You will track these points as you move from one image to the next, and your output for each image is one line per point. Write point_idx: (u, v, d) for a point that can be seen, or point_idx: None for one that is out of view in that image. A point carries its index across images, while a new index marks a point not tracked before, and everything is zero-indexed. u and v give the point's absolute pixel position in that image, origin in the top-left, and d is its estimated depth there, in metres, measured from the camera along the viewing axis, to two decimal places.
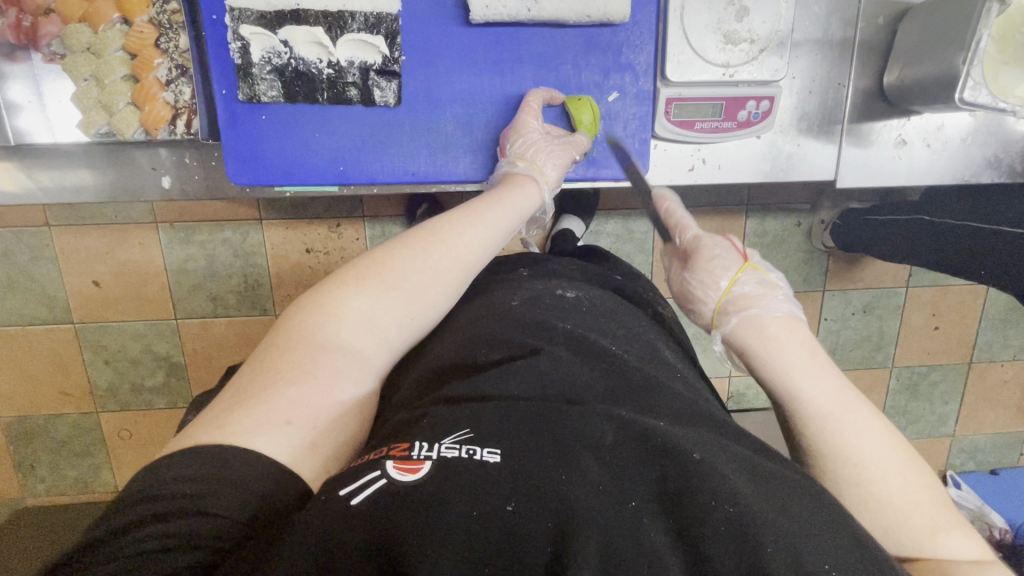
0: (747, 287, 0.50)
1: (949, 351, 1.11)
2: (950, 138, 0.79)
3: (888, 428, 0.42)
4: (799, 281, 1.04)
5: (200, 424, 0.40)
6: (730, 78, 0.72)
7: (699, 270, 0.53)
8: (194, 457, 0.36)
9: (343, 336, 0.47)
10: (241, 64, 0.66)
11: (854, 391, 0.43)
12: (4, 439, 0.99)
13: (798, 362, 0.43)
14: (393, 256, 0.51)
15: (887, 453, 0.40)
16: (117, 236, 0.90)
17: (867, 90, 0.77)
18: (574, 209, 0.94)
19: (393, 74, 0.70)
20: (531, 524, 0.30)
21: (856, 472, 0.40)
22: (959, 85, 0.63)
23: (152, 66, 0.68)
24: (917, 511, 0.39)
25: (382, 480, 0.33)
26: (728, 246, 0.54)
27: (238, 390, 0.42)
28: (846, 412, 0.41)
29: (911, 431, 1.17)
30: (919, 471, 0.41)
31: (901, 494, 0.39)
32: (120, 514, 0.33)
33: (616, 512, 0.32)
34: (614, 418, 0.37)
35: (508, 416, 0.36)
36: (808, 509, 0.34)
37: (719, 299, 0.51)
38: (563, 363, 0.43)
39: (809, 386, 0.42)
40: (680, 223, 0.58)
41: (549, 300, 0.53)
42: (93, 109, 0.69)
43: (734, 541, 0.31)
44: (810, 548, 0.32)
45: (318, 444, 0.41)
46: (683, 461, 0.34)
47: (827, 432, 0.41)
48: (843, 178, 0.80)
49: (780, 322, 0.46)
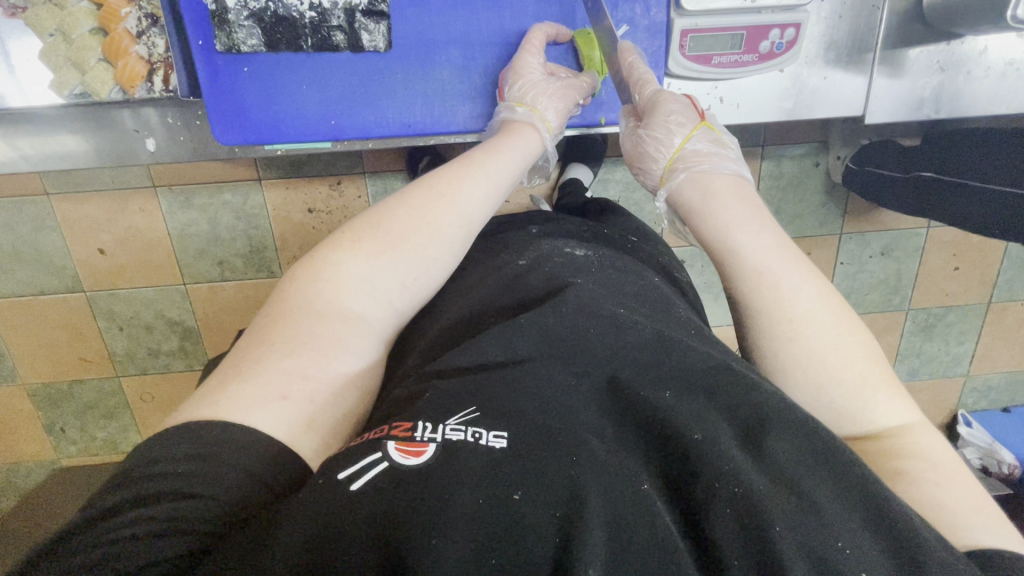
0: (698, 144, 0.57)
1: (969, 291, 1.08)
2: (992, 64, 0.73)
3: (826, 293, 0.47)
4: (815, 225, 1.00)
5: (198, 400, 0.40)
6: (752, 5, 0.66)
7: (655, 127, 0.59)
8: (192, 435, 0.37)
9: (341, 301, 0.46)
10: (215, 10, 0.61)
11: (791, 249, 0.48)
12: (32, 406, 1.02)
13: (740, 219, 0.49)
14: (390, 216, 0.51)
15: (818, 308, 0.46)
16: (117, 203, 0.88)
17: (905, 13, 0.70)
18: (582, 156, 0.91)
19: (381, 15, 0.64)
20: (536, 513, 0.30)
21: (791, 327, 0.45)
22: (1012, 2, 0.57)
23: (120, 17, 0.64)
24: (847, 367, 0.44)
25: (384, 463, 0.33)
26: (685, 107, 0.60)
27: (235, 365, 0.42)
28: (778, 268, 0.47)
29: (924, 372, 1.16)
30: (853, 332, 0.46)
31: (832, 351, 0.44)
32: (116, 494, 0.34)
33: (627, 493, 0.32)
34: (618, 398, 0.37)
35: (516, 391, 0.36)
36: (822, 485, 0.34)
37: (671, 155, 0.57)
38: (573, 317, 0.41)
39: (747, 242, 0.48)
40: (642, 80, 0.62)
41: (558, 257, 0.52)
42: (64, 67, 0.65)
43: (746, 522, 0.31)
44: (823, 533, 0.31)
45: (316, 420, 0.41)
46: (690, 442, 0.34)
47: (762, 279, 0.47)
48: (872, 114, 0.75)
49: (726, 181, 0.53)
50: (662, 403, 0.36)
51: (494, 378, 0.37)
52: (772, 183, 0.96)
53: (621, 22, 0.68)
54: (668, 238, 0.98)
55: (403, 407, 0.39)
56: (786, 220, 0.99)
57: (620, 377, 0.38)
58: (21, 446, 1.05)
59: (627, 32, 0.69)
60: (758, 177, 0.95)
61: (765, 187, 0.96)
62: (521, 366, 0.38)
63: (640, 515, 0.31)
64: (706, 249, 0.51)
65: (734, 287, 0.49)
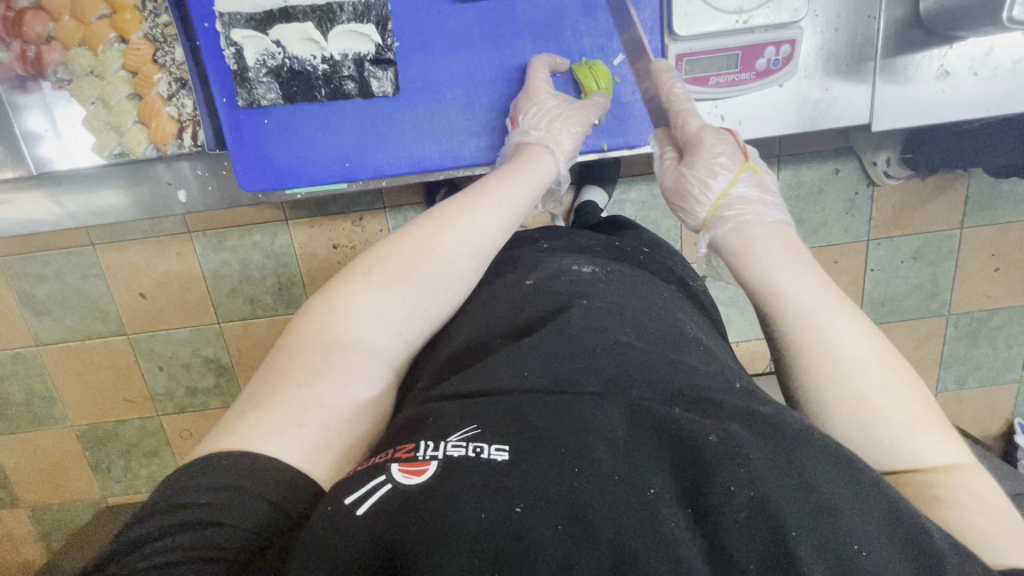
0: (745, 189, 0.56)
1: (1014, 293, 1.04)
2: (999, 62, 0.71)
3: (918, 414, 0.42)
4: (840, 232, 0.99)
5: (220, 430, 0.42)
6: (744, 24, 0.67)
7: (699, 168, 0.59)
8: (211, 467, 0.38)
9: (353, 332, 0.48)
10: (236, 70, 0.66)
11: (833, 294, 0.47)
12: (81, 446, 1.07)
13: (782, 265, 0.49)
14: (399, 245, 0.52)
15: (862, 349, 0.45)
16: (157, 249, 0.94)
17: (901, 20, 0.70)
18: (595, 179, 0.93)
19: (388, 62, 0.68)
20: (540, 528, 0.31)
21: (837, 369, 0.44)
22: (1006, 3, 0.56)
23: (152, 82, 0.68)
24: (893, 406, 0.42)
25: (388, 484, 0.34)
26: (731, 147, 0.59)
27: (253, 396, 0.44)
28: (825, 313, 0.46)
29: (973, 380, 1.10)
30: (900, 371, 0.44)
31: (879, 390, 0.43)
32: (146, 524, 0.35)
33: (633, 500, 0.32)
34: (628, 411, 0.37)
35: (516, 409, 0.37)
36: (837, 478, 0.34)
37: (717, 199, 0.56)
38: (578, 335, 0.43)
39: (791, 286, 0.47)
40: (685, 116, 0.62)
41: (565, 275, 0.53)
42: (104, 130, 0.71)
43: (760, 524, 0.31)
44: (840, 529, 0.32)
45: (331, 446, 0.42)
46: (699, 451, 0.34)
47: (808, 328, 0.46)
48: (879, 120, 0.74)
49: (767, 225, 0.53)
50: (671, 418, 0.36)
51: (496, 399, 0.38)
52: (791, 193, 0.96)
53: (615, 52, 0.71)
54: (687, 254, 0.98)
55: (409, 426, 0.40)
56: (810, 229, 0.98)
57: (629, 394, 0.38)
58: (70, 485, 1.10)
59: (621, 60, 0.72)
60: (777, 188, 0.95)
61: (785, 198, 0.96)
62: (527, 389, 0.39)
63: (648, 524, 0.31)
64: (751, 298, 0.50)
65: (780, 340, 0.48)
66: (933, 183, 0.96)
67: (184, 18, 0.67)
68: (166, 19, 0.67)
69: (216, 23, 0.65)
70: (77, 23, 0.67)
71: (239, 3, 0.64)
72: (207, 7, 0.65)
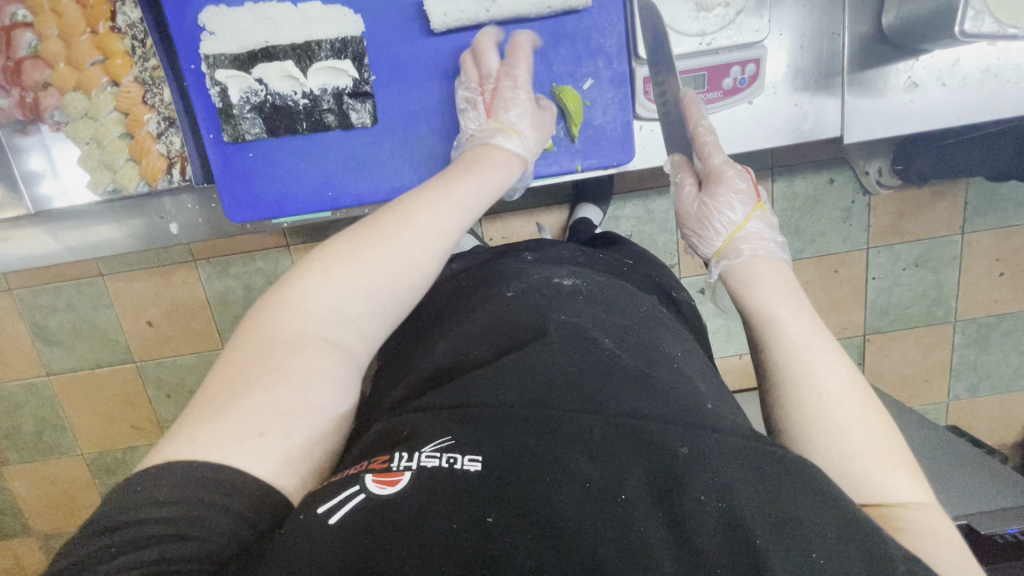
0: (757, 226, 0.59)
1: (1020, 297, 1.02)
2: (967, 72, 0.72)
3: (888, 448, 0.43)
4: (839, 241, 0.98)
5: (173, 436, 0.40)
6: (709, 46, 0.69)
7: (719, 199, 0.61)
8: (183, 475, 0.37)
9: (312, 329, 0.47)
10: (222, 108, 0.69)
11: (823, 332, 0.49)
12: (92, 474, 1.09)
13: (779, 299, 0.51)
14: (358, 238, 0.51)
15: (844, 385, 0.45)
16: (163, 278, 0.96)
17: (866, 36, 0.71)
18: (588, 198, 0.94)
19: (366, 95, 0.70)
20: (511, 537, 0.32)
21: (818, 400, 0.45)
22: (958, 18, 0.58)
23: (142, 122, 0.72)
24: (869, 442, 0.43)
25: (362, 495, 0.34)
26: (747, 185, 0.62)
27: (209, 400, 0.42)
28: (812, 346, 0.48)
29: (985, 388, 1.08)
30: (877, 412, 0.45)
31: (857, 426, 0.44)
32: (115, 532, 0.34)
33: (603, 509, 0.33)
34: (600, 421, 0.38)
35: (490, 421, 0.38)
36: (798, 488, 0.35)
37: (731, 233, 0.59)
38: (558, 351, 0.44)
39: (788, 319, 0.49)
40: (709, 146, 0.63)
41: (545, 288, 0.54)
42: (98, 168, 0.74)
43: (724, 532, 0.33)
44: (801, 537, 0.33)
45: (295, 455, 0.42)
46: (671, 459, 0.36)
47: (797, 359, 0.47)
48: (850, 133, 0.75)
49: (769, 263, 0.55)
50: (643, 428, 0.37)
51: (471, 411, 0.39)
52: (787, 204, 0.96)
53: (585, 77, 0.72)
54: (685, 268, 0.99)
55: (383, 441, 0.40)
56: (808, 239, 0.98)
57: (603, 407, 0.39)
58: (82, 514, 1.11)
59: (592, 85, 0.72)
60: (772, 200, 0.96)
61: (781, 209, 0.96)
62: (503, 400, 0.40)
63: (617, 531, 0.32)
64: (748, 328, 0.52)
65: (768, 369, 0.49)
66: (930, 188, 0.96)
67: (172, 61, 0.70)
68: (154, 62, 0.71)
69: (202, 64, 0.68)
70: (73, 69, 0.71)
71: (223, 45, 0.67)
72: (192, 50, 0.68)
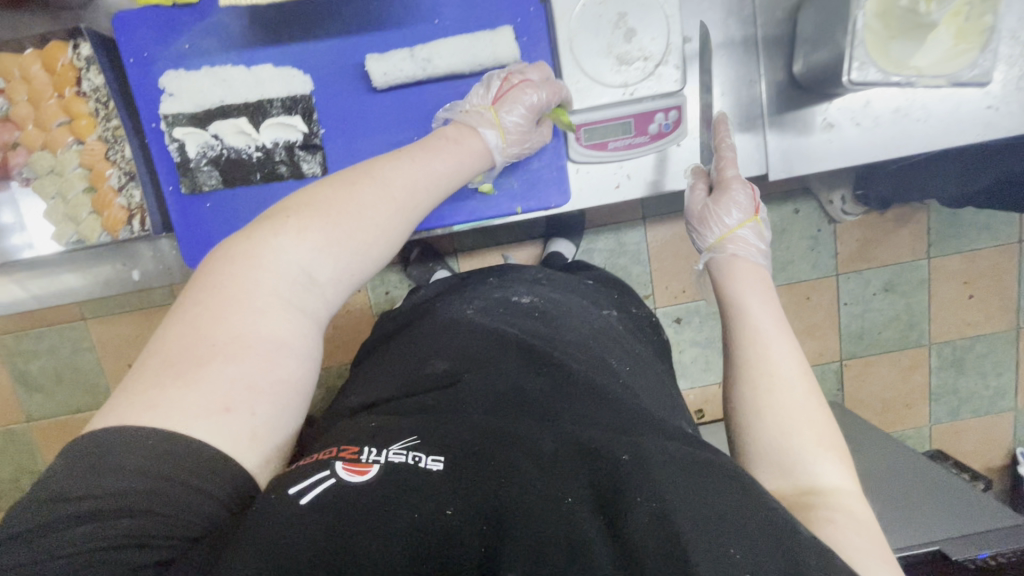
0: (747, 232, 0.67)
1: (990, 318, 1.04)
2: (879, 113, 0.74)
3: (822, 434, 0.48)
4: (808, 269, 1.01)
5: (131, 400, 0.40)
6: (631, 96, 0.72)
7: (722, 204, 0.68)
8: (151, 451, 0.38)
9: (281, 292, 0.46)
10: (179, 162, 0.73)
11: (786, 330, 0.54)
12: None
13: (753, 296, 0.57)
14: (330, 200, 0.50)
15: (796, 372, 0.51)
16: (145, 321, 0.98)
17: (780, 83, 0.75)
18: (560, 232, 0.97)
19: (316, 147, 0.74)
20: (463, 529, 0.34)
21: (769, 380, 0.50)
22: (844, 67, 0.61)
23: (105, 176, 0.75)
24: (810, 423, 0.48)
25: (332, 479, 0.37)
26: (750, 197, 0.69)
27: (171, 363, 0.41)
28: (773, 337, 0.53)
29: (964, 411, 1.09)
30: (820, 401, 0.50)
31: (801, 410, 0.48)
32: (86, 500, 0.35)
33: (546, 507, 0.35)
34: (555, 432, 0.39)
35: (454, 423, 0.41)
36: (732, 494, 0.36)
37: (726, 232, 0.67)
38: (521, 372, 0.47)
39: (758, 313, 0.55)
40: (725, 160, 0.71)
41: (505, 306, 0.59)
42: (63, 221, 0.77)
43: (658, 535, 0.33)
44: (733, 539, 0.34)
45: (257, 434, 0.42)
46: (615, 462, 0.37)
47: (759, 344, 0.53)
48: (774, 170, 0.77)
49: (751, 264, 0.63)
50: (589, 436, 0.39)
51: (435, 417, 0.42)
52: None
53: None
54: (659, 297, 1.01)
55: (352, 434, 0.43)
56: (778, 267, 1.01)
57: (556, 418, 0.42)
58: None
59: None
60: None
61: None
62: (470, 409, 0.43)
63: (559, 528, 0.34)
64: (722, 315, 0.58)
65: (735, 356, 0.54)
66: (893, 214, 0.99)
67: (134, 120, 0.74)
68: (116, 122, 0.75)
69: (161, 123, 0.72)
70: (40, 130, 0.75)
71: (180, 105, 0.72)
72: (152, 110, 0.72)
